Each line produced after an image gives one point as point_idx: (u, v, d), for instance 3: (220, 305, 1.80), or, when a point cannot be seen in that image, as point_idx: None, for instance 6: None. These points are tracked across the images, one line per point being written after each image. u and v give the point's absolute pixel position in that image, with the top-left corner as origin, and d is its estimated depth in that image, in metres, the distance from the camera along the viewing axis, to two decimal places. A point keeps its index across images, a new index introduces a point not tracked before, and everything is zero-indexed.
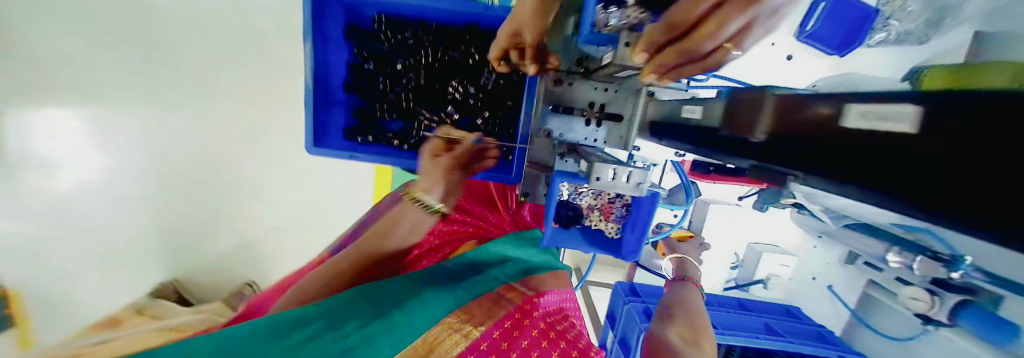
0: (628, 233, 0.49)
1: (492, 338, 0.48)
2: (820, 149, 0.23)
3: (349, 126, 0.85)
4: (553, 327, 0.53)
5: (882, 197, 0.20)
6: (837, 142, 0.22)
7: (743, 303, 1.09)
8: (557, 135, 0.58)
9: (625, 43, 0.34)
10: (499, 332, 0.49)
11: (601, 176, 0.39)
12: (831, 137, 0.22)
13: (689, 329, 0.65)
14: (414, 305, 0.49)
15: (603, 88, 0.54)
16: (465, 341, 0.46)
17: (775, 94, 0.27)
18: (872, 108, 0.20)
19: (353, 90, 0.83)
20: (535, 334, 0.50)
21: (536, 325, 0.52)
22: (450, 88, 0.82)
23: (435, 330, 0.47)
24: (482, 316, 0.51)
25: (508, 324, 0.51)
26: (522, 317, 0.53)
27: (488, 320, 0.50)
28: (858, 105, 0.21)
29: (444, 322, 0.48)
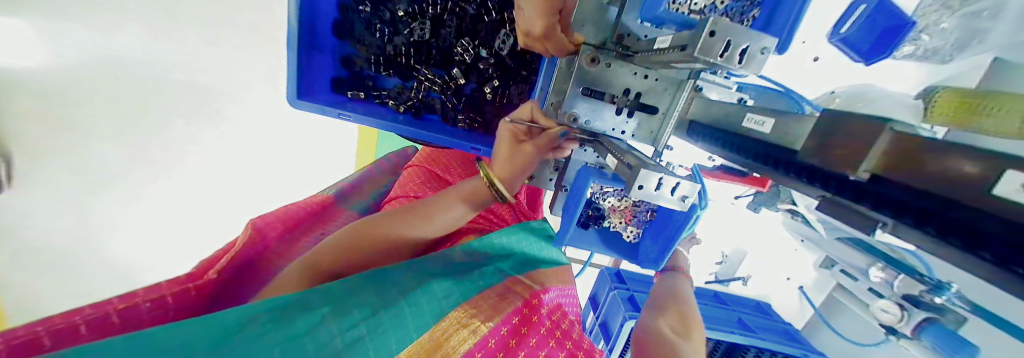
0: (648, 240, 0.45)
1: (501, 335, 0.49)
2: (947, 211, 0.19)
3: (336, 77, 0.76)
4: (555, 326, 0.55)
5: (1011, 281, 0.17)
6: (978, 209, 0.18)
7: (718, 295, 1.16)
8: (582, 122, 0.52)
9: (707, 31, 0.29)
10: (508, 328, 0.50)
11: (644, 184, 0.34)
12: (954, 196, 0.19)
13: (680, 321, 0.66)
14: (420, 300, 0.49)
15: (643, 75, 0.47)
16: (473, 338, 0.47)
17: (894, 128, 0.22)
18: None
19: (342, 35, 0.72)
20: (543, 332, 0.52)
21: (543, 322, 0.54)
22: (458, 47, 0.72)
23: (446, 321, 0.48)
24: (490, 313, 0.51)
25: (517, 320, 0.52)
26: (530, 312, 0.55)
27: (496, 316, 0.51)
28: (1020, 172, 0.16)
29: (453, 318, 0.48)
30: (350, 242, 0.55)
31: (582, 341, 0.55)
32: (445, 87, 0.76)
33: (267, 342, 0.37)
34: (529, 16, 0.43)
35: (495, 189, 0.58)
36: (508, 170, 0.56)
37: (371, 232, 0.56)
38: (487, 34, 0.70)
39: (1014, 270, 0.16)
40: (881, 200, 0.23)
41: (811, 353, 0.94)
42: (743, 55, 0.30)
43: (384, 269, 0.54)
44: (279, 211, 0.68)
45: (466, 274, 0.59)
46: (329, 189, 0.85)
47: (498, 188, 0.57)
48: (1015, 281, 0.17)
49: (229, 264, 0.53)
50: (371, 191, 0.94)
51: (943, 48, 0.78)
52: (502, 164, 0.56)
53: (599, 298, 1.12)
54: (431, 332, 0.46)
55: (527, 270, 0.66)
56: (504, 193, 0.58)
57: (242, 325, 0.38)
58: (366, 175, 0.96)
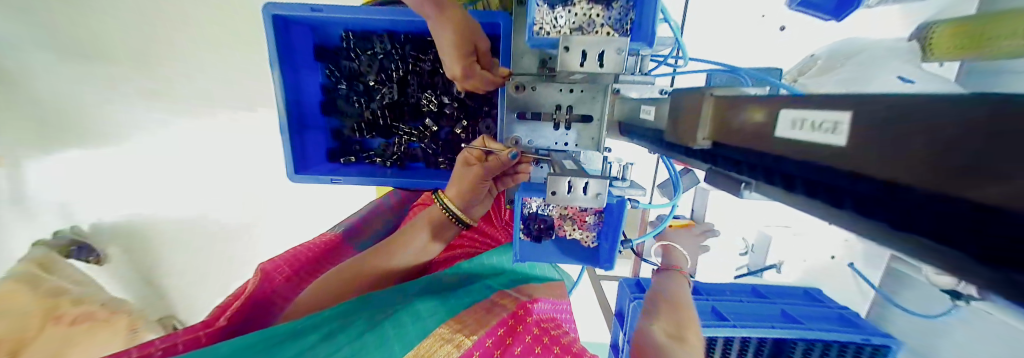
0: (604, 241, 0.45)
1: (485, 347, 0.48)
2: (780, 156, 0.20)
3: (330, 148, 0.86)
4: (545, 332, 0.54)
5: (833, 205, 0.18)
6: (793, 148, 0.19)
7: (757, 290, 1.04)
8: (526, 142, 0.55)
9: (563, 47, 0.32)
10: (493, 340, 0.50)
11: (558, 189, 0.36)
12: (765, 146, 0.20)
13: (674, 322, 0.61)
14: (405, 319, 0.50)
15: (568, 89, 0.51)
16: (457, 352, 0.46)
17: (714, 93, 0.24)
18: (804, 117, 0.18)
19: (330, 112, 0.83)
20: (529, 341, 0.51)
21: (529, 330, 0.53)
22: (424, 100, 0.80)
23: (429, 340, 0.48)
24: (475, 326, 0.51)
25: (502, 331, 0.52)
26: (515, 323, 0.54)
27: (481, 329, 0.50)
28: (790, 109, 0.18)
29: (435, 334, 0.48)
30: (345, 274, 0.59)
31: (574, 347, 0.53)
32: (423, 136, 0.84)
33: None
34: (448, 65, 0.50)
35: (448, 211, 0.63)
36: (454, 192, 0.61)
37: (353, 274, 0.59)
38: (446, 82, 0.78)
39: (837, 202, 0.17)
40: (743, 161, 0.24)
41: (875, 337, 0.83)
42: (604, 58, 0.33)
43: (378, 295, 0.57)
44: (291, 252, 0.73)
45: (452, 294, 0.60)
46: (338, 227, 0.87)
47: (451, 210, 0.62)
48: (837, 208, 0.17)
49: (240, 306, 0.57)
50: (379, 224, 0.91)
51: None
52: (458, 192, 0.61)
53: (623, 313, 1.07)
54: (415, 350, 0.46)
55: (515, 284, 0.68)
56: (461, 217, 0.63)
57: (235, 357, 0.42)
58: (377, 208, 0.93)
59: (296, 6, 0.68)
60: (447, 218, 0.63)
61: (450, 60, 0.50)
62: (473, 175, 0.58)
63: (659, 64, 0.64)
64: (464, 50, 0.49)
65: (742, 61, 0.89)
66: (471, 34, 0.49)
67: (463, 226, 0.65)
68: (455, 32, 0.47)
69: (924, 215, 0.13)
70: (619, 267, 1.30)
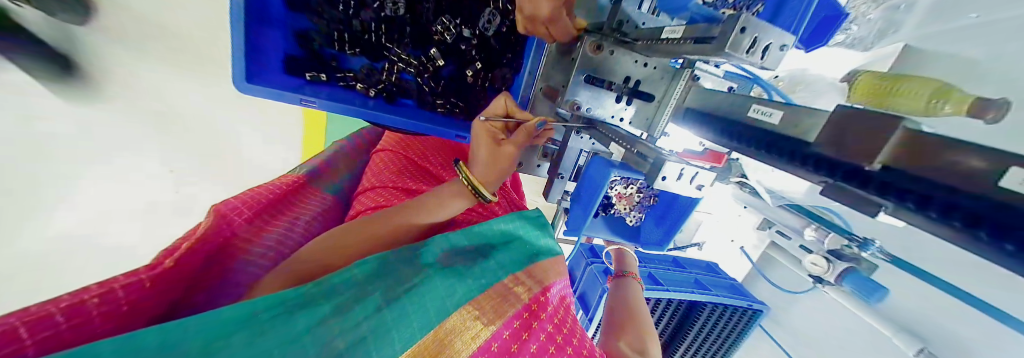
0: (654, 228, 0.48)
1: (503, 338, 0.45)
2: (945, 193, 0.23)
3: (291, 56, 0.65)
4: (557, 328, 0.51)
5: (987, 245, 0.21)
6: (972, 192, 0.22)
7: (677, 260, 1.30)
8: (584, 109, 0.51)
9: (738, 28, 0.29)
10: (510, 331, 0.47)
11: (666, 175, 0.35)
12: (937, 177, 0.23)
13: (639, 336, 0.65)
14: (422, 295, 0.45)
15: (644, 63, 0.48)
16: (478, 339, 0.44)
17: (906, 124, 0.25)
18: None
19: (298, 8, 0.62)
20: (544, 338, 0.49)
21: (543, 328, 0.50)
22: (435, 25, 0.65)
23: (451, 319, 0.44)
24: (492, 314, 0.47)
25: (518, 323, 0.48)
26: (533, 313, 0.50)
27: (498, 319, 0.47)
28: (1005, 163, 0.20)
29: (458, 314, 0.45)
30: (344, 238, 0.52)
31: (584, 345, 0.52)
32: (422, 69, 0.70)
33: (267, 344, 0.34)
34: (538, 1, 0.41)
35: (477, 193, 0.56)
36: (483, 171, 0.55)
37: (360, 238, 0.53)
38: (469, 9, 0.64)
39: (1001, 247, 0.20)
40: (884, 186, 0.27)
41: (756, 303, 1.08)
42: (765, 52, 0.31)
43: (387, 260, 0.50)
44: (251, 192, 0.58)
45: (470, 265, 0.54)
46: (301, 167, 0.73)
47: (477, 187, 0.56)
48: (997, 252, 0.21)
49: (195, 248, 0.45)
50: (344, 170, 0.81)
51: (867, 37, 0.83)
52: (485, 166, 0.55)
53: (576, 274, 1.18)
54: (434, 333, 0.42)
55: (525, 264, 0.58)
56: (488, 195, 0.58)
57: (235, 329, 0.35)
58: (339, 153, 0.82)
59: None
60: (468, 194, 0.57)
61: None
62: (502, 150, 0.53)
63: None
64: None
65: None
66: None
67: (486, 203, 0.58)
68: None
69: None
70: None
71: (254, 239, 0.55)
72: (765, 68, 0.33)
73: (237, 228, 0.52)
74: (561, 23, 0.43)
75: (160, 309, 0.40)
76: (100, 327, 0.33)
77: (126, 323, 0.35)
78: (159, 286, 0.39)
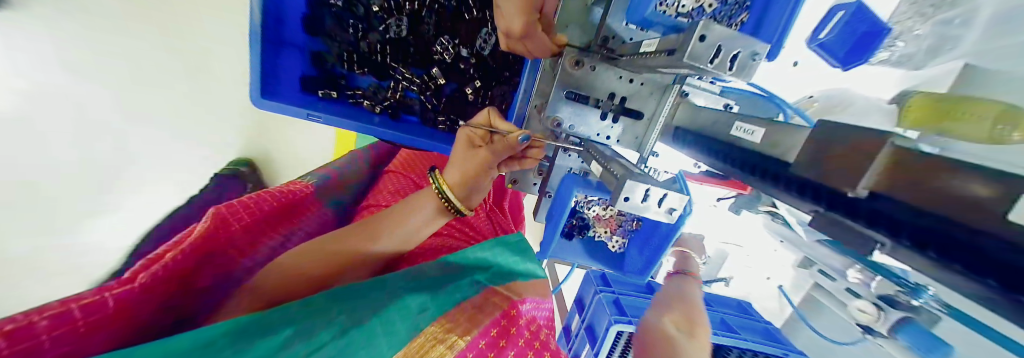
0: (633, 253, 0.44)
1: (478, 348, 0.44)
2: (940, 225, 0.18)
3: (305, 76, 0.70)
4: (531, 343, 0.49)
5: (1002, 299, 0.16)
6: (967, 230, 0.17)
7: None
8: (566, 126, 0.49)
9: (698, 36, 0.27)
10: (486, 341, 0.45)
11: (631, 196, 0.32)
12: (932, 206, 0.19)
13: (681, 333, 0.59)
14: (395, 311, 0.43)
15: (628, 79, 0.46)
16: (451, 355, 0.41)
17: (893, 140, 0.20)
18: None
19: (313, 32, 0.68)
20: (521, 344, 0.48)
21: (521, 335, 0.49)
22: (436, 45, 0.68)
23: (422, 337, 0.42)
24: (468, 323, 0.46)
25: (495, 331, 0.47)
26: (508, 323, 0.49)
27: (474, 328, 0.45)
28: None
29: (428, 332, 0.42)
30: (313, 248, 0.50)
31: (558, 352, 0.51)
32: (424, 87, 0.73)
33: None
34: (510, 16, 0.40)
35: (445, 199, 0.53)
36: (456, 178, 0.52)
37: (337, 251, 0.51)
38: (466, 31, 0.67)
39: (1013, 300, 0.15)
40: (874, 218, 0.22)
41: (791, 352, 0.94)
42: (733, 61, 0.28)
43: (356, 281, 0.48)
44: (255, 198, 0.59)
45: (440, 285, 0.52)
46: (311, 176, 0.75)
47: (448, 199, 0.52)
48: (1012, 308, 0.16)
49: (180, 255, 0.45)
50: (351, 184, 0.83)
51: (916, 54, 0.73)
52: (457, 171, 0.52)
53: (585, 302, 1.10)
54: (405, 351, 0.40)
55: (504, 281, 0.58)
56: (461, 207, 0.54)
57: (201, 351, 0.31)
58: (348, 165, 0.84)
59: None
60: (442, 207, 0.54)
61: (515, 12, 0.40)
62: (477, 160, 0.51)
63: None
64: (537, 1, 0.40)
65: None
66: None
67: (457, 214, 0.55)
68: None
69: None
70: None
71: (247, 250, 0.56)
72: (739, 80, 0.30)
73: (233, 234, 0.54)
74: (537, 39, 0.42)
75: (142, 315, 0.39)
76: (79, 339, 0.32)
77: (95, 332, 0.33)
78: (147, 292, 0.39)
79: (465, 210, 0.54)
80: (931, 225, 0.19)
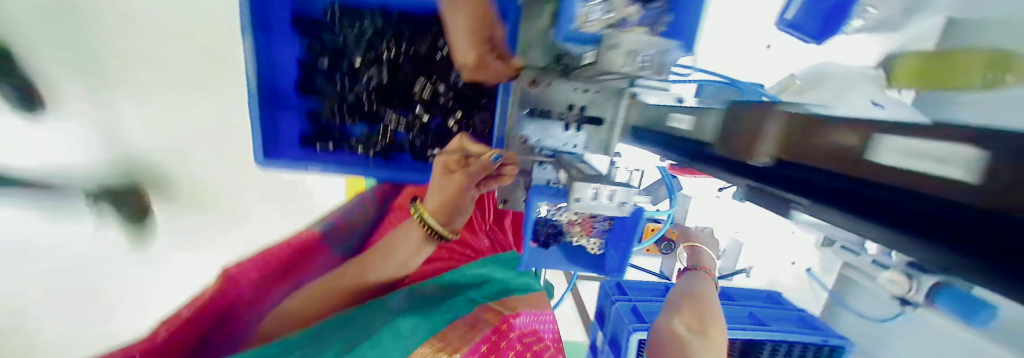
0: (614, 252, 0.44)
1: None
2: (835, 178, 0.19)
3: (304, 132, 0.77)
4: (526, 350, 0.51)
5: (890, 236, 0.16)
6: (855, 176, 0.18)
7: (726, 292, 1.07)
8: (534, 141, 0.53)
9: (610, 44, 0.30)
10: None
11: (581, 196, 0.35)
12: (830, 164, 0.20)
13: (697, 314, 0.57)
14: (386, 339, 0.48)
15: (583, 90, 0.49)
16: None
17: (783, 110, 0.22)
18: (916, 151, 0.16)
19: (307, 93, 0.75)
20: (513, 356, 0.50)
21: (512, 347, 0.51)
22: (416, 87, 0.74)
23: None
24: (457, 343, 0.49)
25: (485, 347, 0.50)
26: (498, 339, 0.51)
27: (463, 346, 0.49)
28: (893, 136, 0.17)
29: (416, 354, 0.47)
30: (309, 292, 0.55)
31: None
32: (411, 126, 0.78)
33: None
34: (463, 52, 0.46)
35: (428, 227, 0.55)
36: (434, 205, 0.55)
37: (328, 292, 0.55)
38: (442, 69, 0.73)
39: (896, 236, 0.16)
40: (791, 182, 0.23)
41: (832, 338, 0.86)
42: (649, 58, 0.30)
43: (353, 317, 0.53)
44: (261, 254, 0.66)
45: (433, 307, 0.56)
46: (319, 223, 0.77)
47: (430, 225, 0.55)
48: (899, 242, 0.16)
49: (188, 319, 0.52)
50: (360, 224, 0.82)
51: (893, 17, 0.78)
52: (437, 197, 0.54)
53: (603, 315, 1.06)
54: None
55: (500, 296, 0.60)
56: (442, 232, 0.55)
57: None
58: (357, 205, 0.84)
59: None
60: (426, 234, 0.55)
61: (466, 48, 0.45)
62: (452, 185, 0.52)
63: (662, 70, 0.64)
64: (483, 34, 0.45)
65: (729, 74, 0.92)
66: (489, 21, 0.45)
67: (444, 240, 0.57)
68: (471, 16, 0.43)
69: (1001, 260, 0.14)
70: None
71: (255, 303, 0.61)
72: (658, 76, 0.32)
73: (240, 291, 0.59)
74: (490, 67, 0.46)
75: None
76: None
77: None
78: None
79: (448, 234, 0.56)
80: (830, 179, 0.20)
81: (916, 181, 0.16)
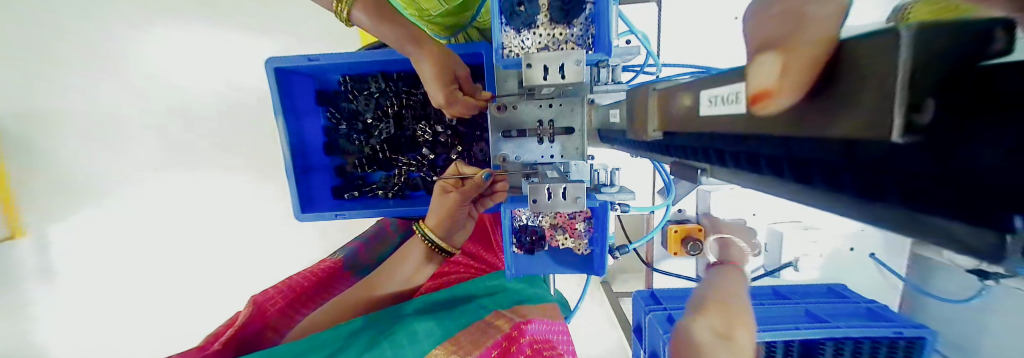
0: (596, 247, 0.46)
1: None
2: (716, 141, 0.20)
3: (334, 186, 0.89)
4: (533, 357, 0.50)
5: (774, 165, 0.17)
6: (706, 132, 0.20)
7: (777, 291, 0.97)
8: (513, 158, 0.57)
9: (526, 65, 0.35)
10: None
11: (538, 197, 0.38)
12: (689, 125, 0.21)
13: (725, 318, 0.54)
14: (404, 340, 0.52)
15: (547, 105, 0.54)
16: None
17: (655, 87, 0.25)
18: (714, 94, 0.18)
19: (333, 153, 0.88)
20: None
21: (521, 352, 0.51)
22: (419, 131, 0.84)
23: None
24: (469, 347, 0.52)
25: (495, 352, 0.51)
26: (509, 344, 0.52)
27: (474, 350, 0.51)
28: (708, 88, 0.18)
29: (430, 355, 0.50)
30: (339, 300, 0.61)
31: None
32: (421, 165, 0.87)
33: None
34: (432, 95, 0.54)
35: (429, 241, 0.64)
36: (434, 222, 0.63)
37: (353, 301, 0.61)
38: (438, 112, 0.82)
39: (795, 170, 0.16)
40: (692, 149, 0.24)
41: (906, 328, 0.74)
42: (564, 70, 0.36)
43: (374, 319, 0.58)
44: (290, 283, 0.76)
45: (450, 313, 0.60)
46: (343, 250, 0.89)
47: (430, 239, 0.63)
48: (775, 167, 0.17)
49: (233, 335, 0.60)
50: (381, 249, 0.90)
51: None
52: (434, 213, 0.63)
53: (640, 328, 1.00)
54: None
55: (511, 304, 0.63)
56: (442, 246, 0.64)
57: None
58: (378, 233, 0.93)
59: (296, 57, 0.73)
60: (429, 248, 0.64)
61: (434, 90, 0.53)
62: (450, 202, 0.61)
63: (635, 74, 0.68)
64: (446, 75, 0.52)
65: (708, 64, 0.92)
66: (450, 65, 0.53)
67: (444, 254, 0.65)
68: (433, 64, 0.51)
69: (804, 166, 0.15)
70: (636, 281, 1.26)
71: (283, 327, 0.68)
72: (578, 83, 0.37)
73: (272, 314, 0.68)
74: (456, 101, 0.53)
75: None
76: None
77: None
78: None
79: (448, 248, 0.64)
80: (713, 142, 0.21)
81: (722, 126, 0.18)
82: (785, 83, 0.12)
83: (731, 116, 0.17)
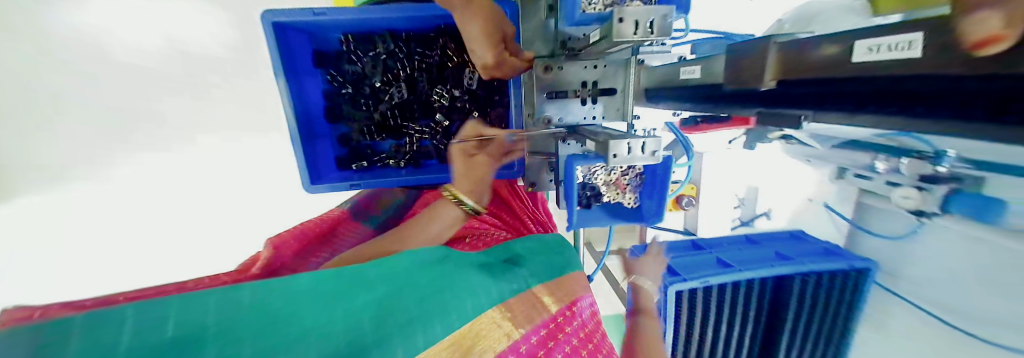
0: (648, 200, 0.50)
1: (532, 343, 0.46)
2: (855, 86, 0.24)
3: (340, 156, 0.84)
4: (583, 342, 0.53)
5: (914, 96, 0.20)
6: (853, 77, 0.23)
7: (750, 238, 1.11)
8: (557, 120, 0.59)
9: (617, 19, 0.36)
10: (539, 337, 0.48)
11: (618, 152, 0.40)
12: (836, 73, 0.24)
13: None
14: (463, 288, 0.47)
15: (592, 66, 0.55)
16: (511, 339, 0.45)
17: (776, 42, 0.28)
18: (879, 42, 0.21)
19: (337, 120, 0.82)
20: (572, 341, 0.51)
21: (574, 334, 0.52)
22: (434, 96, 0.80)
23: (482, 318, 0.45)
24: (524, 317, 0.49)
25: (546, 331, 0.49)
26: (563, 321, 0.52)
27: (528, 324, 0.48)
28: (867, 38, 0.22)
29: (488, 315, 0.45)
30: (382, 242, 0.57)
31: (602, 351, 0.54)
32: (435, 132, 0.84)
33: (332, 326, 0.34)
34: (482, 54, 0.51)
35: (467, 207, 0.62)
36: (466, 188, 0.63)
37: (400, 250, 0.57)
38: (454, 76, 0.79)
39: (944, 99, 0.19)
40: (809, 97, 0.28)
41: (856, 261, 0.88)
42: (652, 25, 0.37)
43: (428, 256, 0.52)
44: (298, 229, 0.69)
45: (500, 271, 0.55)
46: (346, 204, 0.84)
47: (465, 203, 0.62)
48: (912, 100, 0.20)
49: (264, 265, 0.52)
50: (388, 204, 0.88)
51: None
52: (464, 177, 0.64)
53: (637, 280, 1.10)
54: (473, 324, 0.43)
55: (554, 274, 0.60)
56: (477, 208, 0.63)
57: (298, 298, 0.36)
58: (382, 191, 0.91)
59: (296, 11, 0.65)
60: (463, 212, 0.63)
61: (483, 49, 0.50)
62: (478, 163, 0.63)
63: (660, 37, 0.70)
64: (495, 30, 0.50)
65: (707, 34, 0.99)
66: (498, 22, 0.50)
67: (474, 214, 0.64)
68: (484, 20, 0.49)
69: (984, 93, 0.16)
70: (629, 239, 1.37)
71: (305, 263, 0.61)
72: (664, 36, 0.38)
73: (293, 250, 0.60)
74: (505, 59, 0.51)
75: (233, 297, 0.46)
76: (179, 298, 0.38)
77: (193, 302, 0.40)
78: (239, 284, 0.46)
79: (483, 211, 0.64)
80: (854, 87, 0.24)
81: (881, 71, 0.21)
82: (1015, 30, 0.13)
83: (899, 63, 0.20)
